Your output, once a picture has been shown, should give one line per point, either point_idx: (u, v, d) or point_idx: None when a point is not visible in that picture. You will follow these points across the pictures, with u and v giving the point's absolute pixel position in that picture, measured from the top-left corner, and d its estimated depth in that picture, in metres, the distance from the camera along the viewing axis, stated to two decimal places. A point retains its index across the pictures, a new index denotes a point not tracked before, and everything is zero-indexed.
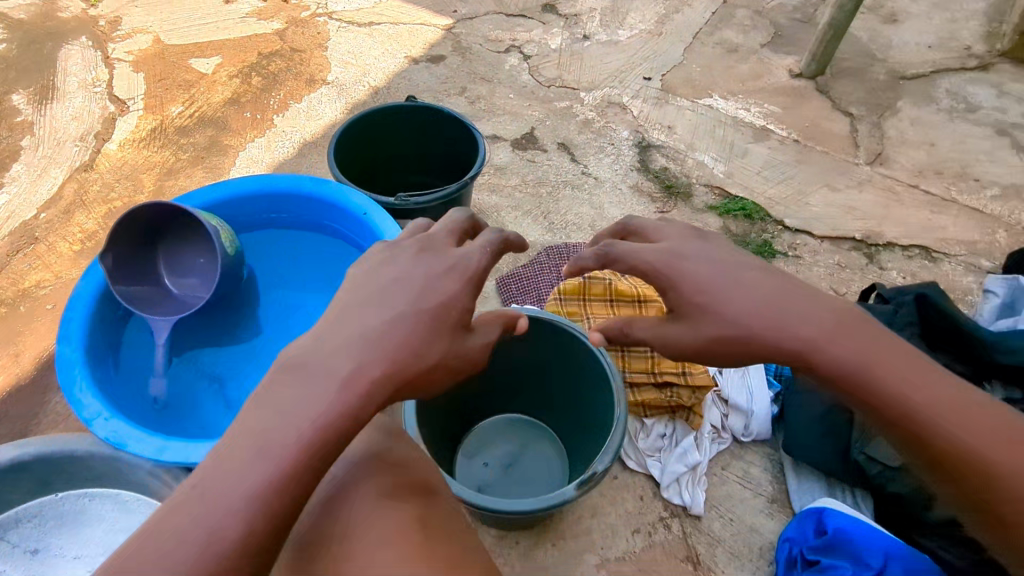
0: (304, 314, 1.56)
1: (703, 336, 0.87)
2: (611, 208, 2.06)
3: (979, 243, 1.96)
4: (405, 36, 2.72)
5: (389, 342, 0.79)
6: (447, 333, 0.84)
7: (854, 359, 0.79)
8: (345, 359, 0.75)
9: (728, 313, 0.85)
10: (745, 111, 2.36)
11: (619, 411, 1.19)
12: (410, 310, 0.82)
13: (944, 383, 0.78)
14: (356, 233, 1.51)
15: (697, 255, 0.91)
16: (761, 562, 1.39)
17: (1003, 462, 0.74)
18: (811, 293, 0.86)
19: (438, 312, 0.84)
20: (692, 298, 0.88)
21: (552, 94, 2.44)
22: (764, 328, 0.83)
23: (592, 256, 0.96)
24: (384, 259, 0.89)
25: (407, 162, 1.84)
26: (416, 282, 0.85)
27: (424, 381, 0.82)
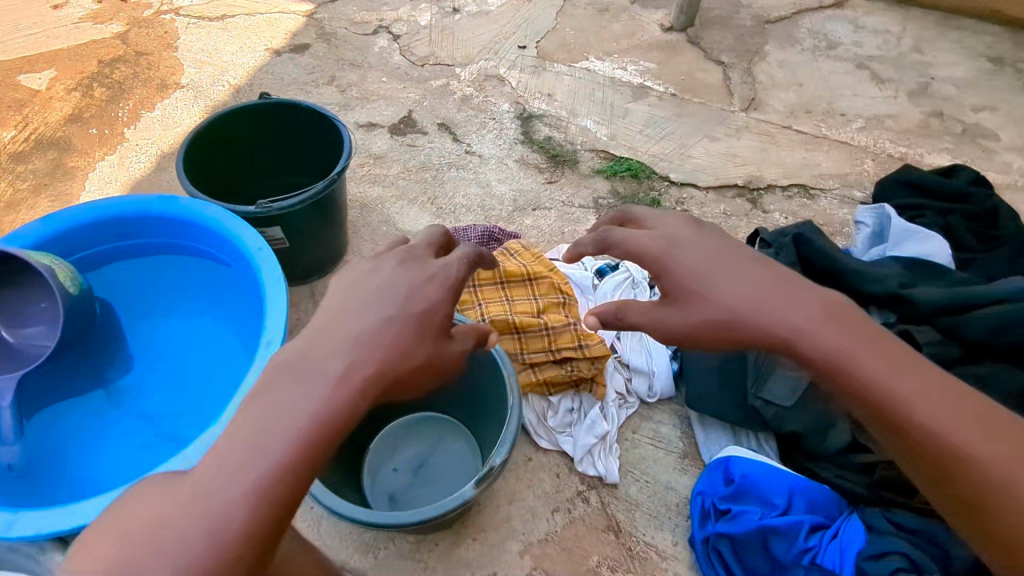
0: (176, 344, 1.44)
1: (694, 321, 0.89)
2: (498, 184, 2.00)
3: (850, 175, 2.04)
4: (263, 26, 2.53)
5: (378, 345, 0.81)
6: (431, 337, 0.88)
7: (835, 348, 0.80)
8: (338, 359, 0.78)
9: (720, 299, 0.87)
10: (622, 70, 2.35)
11: (512, 399, 1.18)
12: (398, 314, 0.85)
13: (924, 372, 0.79)
14: (218, 249, 1.39)
15: (691, 245, 0.94)
16: (679, 518, 1.41)
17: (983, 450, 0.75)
18: (799, 283, 0.87)
19: (422, 316, 0.87)
20: (684, 284, 0.91)
21: (426, 73, 2.35)
22: (753, 314, 0.84)
23: (592, 243, 1.04)
24: (364, 272, 0.90)
25: (270, 164, 1.71)
26: (401, 290, 0.88)
27: (410, 381, 0.86)
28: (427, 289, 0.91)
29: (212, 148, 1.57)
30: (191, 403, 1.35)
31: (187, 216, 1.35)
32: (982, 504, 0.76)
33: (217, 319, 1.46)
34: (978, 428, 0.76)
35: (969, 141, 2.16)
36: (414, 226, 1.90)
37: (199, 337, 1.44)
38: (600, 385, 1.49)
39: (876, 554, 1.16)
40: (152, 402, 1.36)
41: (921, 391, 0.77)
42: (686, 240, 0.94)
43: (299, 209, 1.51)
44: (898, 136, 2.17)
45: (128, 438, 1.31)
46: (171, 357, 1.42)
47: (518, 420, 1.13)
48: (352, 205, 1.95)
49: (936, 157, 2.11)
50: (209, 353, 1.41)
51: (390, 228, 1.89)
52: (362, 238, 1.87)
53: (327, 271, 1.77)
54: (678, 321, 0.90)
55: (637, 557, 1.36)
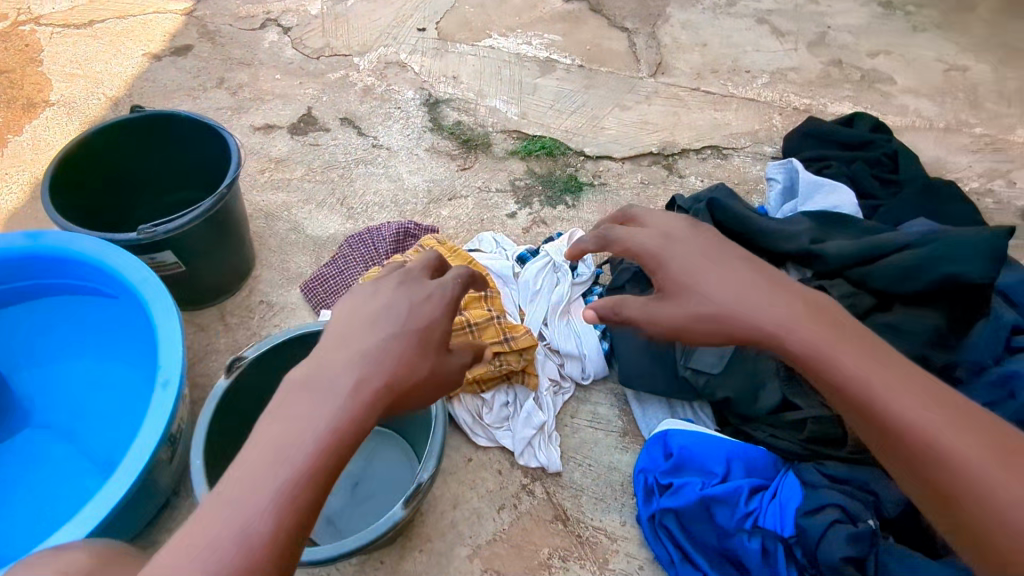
0: (71, 389, 1.32)
1: (683, 311, 0.96)
2: (410, 176, 1.91)
3: (760, 131, 2.06)
4: (138, 29, 2.33)
5: (389, 357, 0.83)
6: (433, 351, 0.88)
7: (812, 343, 0.87)
8: (347, 376, 0.79)
9: (705, 292, 0.95)
10: (526, 45, 2.28)
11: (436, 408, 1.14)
12: (400, 331, 0.86)
13: (897, 368, 0.85)
14: (100, 283, 1.27)
15: (683, 248, 1.02)
16: (625, 497, 1.39)
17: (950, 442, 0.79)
18: (785, 284, 0.95)
19: (423, 332, 0.88)
20: (675, 278, 0.99)
21: (323, 66, 2.22)
22: (735, 306, 0.92)
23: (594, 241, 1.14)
24: (365, 296, 0.91)
25: (151, 182, 1.59)
26: (401, 311, 0.89)
27: (410, 394, 0.85)
28: (427, 307, 0.91)
29: (80, 171, 1.44)
30: (95, 451, 1.24)
31: (58, 251, 1.23)
32: (948, 494, 0.79)
33: (112, 356, 1.34)
34: (948, 422, 0.80)
35: (867, 87, 2.21)
36: (325, 230, 1.79)
37: (96, 378, 1.32)
38: (533, 374, 1.46)
39: (813, 508, 1.17)
40: (49, 456, 1.24)
41: (894, 384, 0.82)
42: (683, 238, 1.04)
43: (190, 230, 1.40)
44: (802, 88, 2.19)
45: (25, 500, 1.19)
46: (66, 405, 1.30)
47: (443, 430, 1.10)
48: (256, 215, 1.82)
49: (839, 105, 2.15)
50: (109, 395, 1.30)
51: (299, 235, 1.78)
52: (270, 249, 1.75)
53: (235, 289, 1.65)
54: (669, 314, 0.97)
55: (588, 543, 1.34)
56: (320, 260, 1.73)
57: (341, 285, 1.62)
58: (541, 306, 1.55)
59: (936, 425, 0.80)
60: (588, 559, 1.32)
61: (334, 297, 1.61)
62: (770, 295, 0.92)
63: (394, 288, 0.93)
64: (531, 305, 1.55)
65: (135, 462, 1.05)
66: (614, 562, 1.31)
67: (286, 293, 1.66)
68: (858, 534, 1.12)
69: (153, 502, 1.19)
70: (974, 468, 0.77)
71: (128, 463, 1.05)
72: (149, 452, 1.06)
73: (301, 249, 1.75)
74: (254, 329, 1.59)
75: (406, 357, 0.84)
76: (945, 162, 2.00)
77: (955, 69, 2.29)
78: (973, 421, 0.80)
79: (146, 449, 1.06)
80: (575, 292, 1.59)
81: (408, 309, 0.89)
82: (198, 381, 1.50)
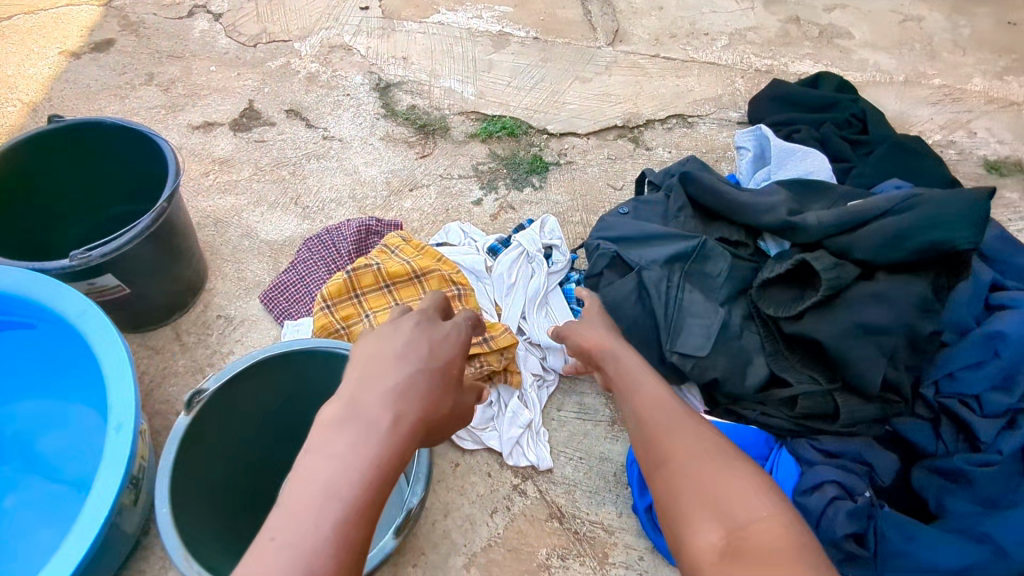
0: (15, 435, 1.20)
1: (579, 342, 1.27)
2: (366, 168, 1.81)
3: (724, 96, 2.01)
4: (50, 25, 2.13)
5: (415, 395, 0.73)
6: (451, 388, 0.80)
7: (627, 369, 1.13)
8: (382, 411, 0.69)
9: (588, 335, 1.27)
10: (477, 19, 2.16)
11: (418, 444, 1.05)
12: (420, 369, 0.76)
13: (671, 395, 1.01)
14: (31, 316, 1.16)
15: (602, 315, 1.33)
16: (619, 488, 1.36)
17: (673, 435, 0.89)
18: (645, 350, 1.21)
19: (445, 372, 0.79)
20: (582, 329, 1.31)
21: (261, 54, 2.07)
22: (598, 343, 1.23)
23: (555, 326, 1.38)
24: (382, 333, 0.81)
25: (83, 198, 1.45)
26: (421, 346, 0.79)
27: (434, 428, 0.77)
28: (448, 347, 0.82)
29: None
30: (51, 502, 1.15)
31: None
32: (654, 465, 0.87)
33: (58, 395, 1.23)
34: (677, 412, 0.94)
35: (827, 43, 2.18)
36: (280, 232, 1.68)
37: (42, 422, 1.21)
38: (513, 372, 1.42)
39: (811, 487, 1.17)
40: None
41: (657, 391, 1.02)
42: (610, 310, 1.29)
43: (131, 250, 1.29)
44: (762, 48, 2.15)
45: None
46: (12, 454, 1.19)
47: (425, 451, 1.04)
48: (204, 222, 1.70)
49: (800, 64, 2.11)
50: (60, 439, 1.19)
51: (253, 240, 1.66)
52: (223, 258, 1.63)
53: (189, 304, 1.54)
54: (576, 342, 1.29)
55: (585, 538, 1.30)
56: (278, 266, 1.62)
57: (303, 292, 1.53)
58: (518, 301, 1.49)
59: (670, 409, 0.95)
60: (588, 555, 1.28)
61: (297, 305, 1.52)
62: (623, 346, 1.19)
63: (409, 321, 0.84)
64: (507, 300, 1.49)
65: (91, 521, 0.95)
66: (614, 556, 1.28)
67: (244, 304, 1.56)
68: (856, 510, 1.11)
69: (116, 553, 1.10)
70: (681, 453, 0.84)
71: (84, 522, 0.95)
72: (106, 509, 0.96)
73: (257, 256, 1.64)
74: (214, 347, 1.49)
75: (433, 394, 0.75)
76: (907, 116, 1.99)
77: (910, 20, 2.27)
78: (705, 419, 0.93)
79: (100, 510, 0.96)
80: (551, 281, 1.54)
81: (397, 338, 0.79)
82: (158, 409, 1.40)
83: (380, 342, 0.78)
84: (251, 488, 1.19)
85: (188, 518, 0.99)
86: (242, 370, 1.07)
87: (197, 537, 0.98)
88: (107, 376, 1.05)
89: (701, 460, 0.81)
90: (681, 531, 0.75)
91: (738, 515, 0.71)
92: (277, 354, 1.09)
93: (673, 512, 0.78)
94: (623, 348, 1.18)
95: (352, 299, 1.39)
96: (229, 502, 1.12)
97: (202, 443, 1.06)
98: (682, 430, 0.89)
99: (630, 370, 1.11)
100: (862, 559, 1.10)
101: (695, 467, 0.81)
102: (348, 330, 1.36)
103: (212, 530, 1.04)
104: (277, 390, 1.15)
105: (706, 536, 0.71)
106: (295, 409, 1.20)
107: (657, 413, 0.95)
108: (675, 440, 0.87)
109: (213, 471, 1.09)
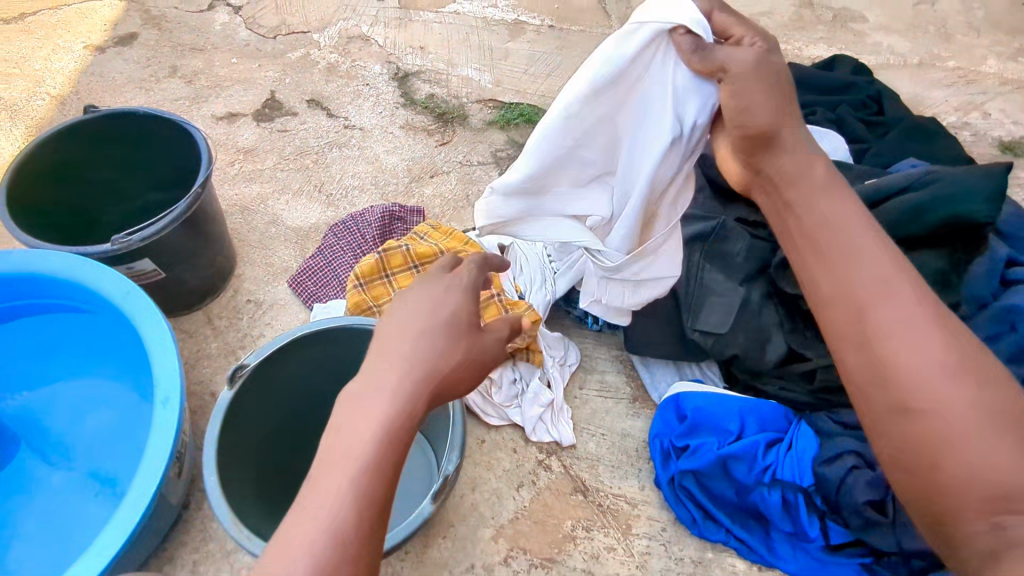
0: (58, 414, 1.25)
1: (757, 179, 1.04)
2: (387, 156, 1.84)
3: None
4: (74, 20, 2.17)
5: (427, 370, 0.78)
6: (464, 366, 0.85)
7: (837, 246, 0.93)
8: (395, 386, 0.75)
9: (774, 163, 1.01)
10: (492, 8, 2.19)
11: (455, 416, 1.10)
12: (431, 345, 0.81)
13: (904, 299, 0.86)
14: (74, 299, 1.22)
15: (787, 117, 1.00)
16: (641, 462, 1.40)
17: (915, 375, 0.82)
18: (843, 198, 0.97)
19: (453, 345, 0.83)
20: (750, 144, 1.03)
21: (281, 45, 2.10)
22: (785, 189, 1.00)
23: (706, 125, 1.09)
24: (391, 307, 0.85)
25: (115, 185, 1.50)
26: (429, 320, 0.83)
27: (449, 400, 0.83)
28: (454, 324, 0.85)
29: (32, 183, 1.35)
30: (95, 477, 1.19)
31: (28, 271, 1.18)
32: (882, 401, 0.85)
33: (100, 372, 1.28)
34: (921, 323, 0.84)
35: (840, 27, 2.19)
36: (305, 219, 1.72)
37: (84, 399, 1.27)
38: (535, 351, 1.42)
39: (831, 457, 1.20)
40: (47, 487, 1.19)
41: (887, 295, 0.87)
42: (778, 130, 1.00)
43: (166, 236, 1.34)
44: (776, 32, 2.16)
45: (25, 535, 1.14)
46: (55, 430, 1.24)
47: (461, 420, 1.09)
48: (230, 210, 1.74)
49: (815, 48, 2.12)
50: (103, 415, 1.25)
51: (280, 227, 1.71)
52: (251, 245, 1.68)
53: (220, 289, 1.58)
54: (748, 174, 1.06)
55: (609, 511, 1.34)
56: (305, 252, 1.66)
57: (330, 277, 1.57)
58: (647, 101, 1.10)
59: (906, 317, 0.85)
60: (612, 526, 1.32)
61: (325, 289, 1.56)
62: (831, 184, 0.98)
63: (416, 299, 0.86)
64: (666, 56, 1.05)
65: (142, 495, 1.00)
66: (637, 527, 1.32)
67: (273, 289, 1.60)
68: (876, 479, 1.15)
69: (160, 524, 1.15)
70: (939, 411, 0.80)
71: (137, 491, 1.00)
72: (155, 483, 1.01)
73: (283, 242, 1.68)
74: (245, 331, 1.53)
75: (445, 370, 0.80)
76: (921, 97, 2.01)
77: (924, 3, 2.28)
78: (953, 330, 0.83)
79: (152, 480, 1.01)
80: (564, 178, 1.21)
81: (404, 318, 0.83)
82: (193, 390, 1.45)
83: (387, 323, 0.82)
84: (293, 460, 1.24)
85: (240, 493, 1.04)
86: (280, 347, 1.12)
87: (244, 509, 1.03)
88: (151, 351, 1.10)
89: (968, 427, 0.78)
90: (936, 494, 0.80)
91: (1005, 495, 0.75)
92: (314, 331, 1.13)
93: (925, 474, 0.80)
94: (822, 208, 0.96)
95: (382, 279, 1.43)
96: (268, 473, 1.17)
97: (248, 417, 1.11)
98: (925, 359, 0.82)
99: (845, 240, 0.93)
100: (882, 526, 1.15)
101: (956, 427, 0.78)
102: (379, 309, 1.41)
103: (257, 501, 1.09)
104: (308, 368, 1.19)
105: (966, 514, 0.77)
106: (329, 383, 1.24)
107: (891, 322, 0.85)
108: (922, 378, 0.81)
109: (255, 445, 1.14)
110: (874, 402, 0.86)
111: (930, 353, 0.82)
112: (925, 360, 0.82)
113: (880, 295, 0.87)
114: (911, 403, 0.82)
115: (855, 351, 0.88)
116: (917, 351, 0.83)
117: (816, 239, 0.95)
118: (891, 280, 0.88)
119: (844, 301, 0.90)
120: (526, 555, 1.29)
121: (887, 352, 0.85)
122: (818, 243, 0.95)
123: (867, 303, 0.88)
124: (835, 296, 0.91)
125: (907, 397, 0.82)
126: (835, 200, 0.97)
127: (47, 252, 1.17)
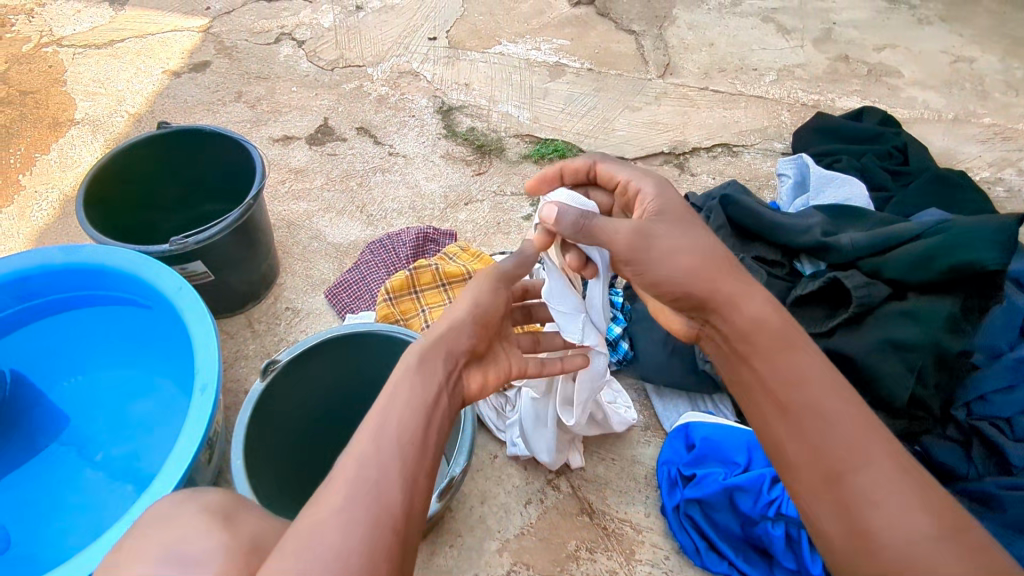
0: (108, 400, 1.38)
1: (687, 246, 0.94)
2: (427, 182, 1.95)
3: (770, 127, 2.08)
4: (156, 48, 2.39)
5: None
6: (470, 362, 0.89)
7: (746, 324, 0.88)
8: None
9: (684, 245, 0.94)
10: (536, 51, 2.32)
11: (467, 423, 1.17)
12: None
13: (812, 372, 0.82)
14: (134, 293, 1.35)
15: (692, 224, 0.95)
16: (649, 490, 1.42)
17: (819, 445, 0.77)
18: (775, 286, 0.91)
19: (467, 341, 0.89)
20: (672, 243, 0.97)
21: (337, 77, 2.27)
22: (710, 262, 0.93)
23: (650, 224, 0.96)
24: None
25: (177, 193, 1.66)
26: None
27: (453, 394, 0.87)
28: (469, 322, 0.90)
29: (112, 189, 1.52)
30: (132, 461, 1.29)
31: (96, 264, 1.31)
32: (799, 474, 0.79)
33: (149, 364, 1.41)
34: (868, 452, 0.75)
35: (875, 81, 2.24)
36: (346, 237, 1.83)
37: (134, 388, 1.39)
38: None
39: None
40: (91, 466, 1.30)
41: (795, 370, 0.83)
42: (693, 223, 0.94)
43: (217, 240, 1.47)
44: (810, 83, 2.23)
45: (66, 511, 1.24)
46: (108, 413, 1.36)
47: (472, 423, 1.16)
48: (278, 224, 1.87)
49: (847, 100, 2.17)
50: (151, 402, 1.37)
51: (321, 243, 1.82)
52: (294, 257, 1.79)
53: (261, 296, 1.69)
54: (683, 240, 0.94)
55: (613, 534, 1.36)
56: (343, 267, 1.77)
57: (364, 291, 1.66)
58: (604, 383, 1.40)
59: (807, 381, 0.81)
60: (615, 550, 1.34)
61: (359, 301, 1.65)
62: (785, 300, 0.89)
63: None
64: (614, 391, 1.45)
65: (180, 460, 1.07)
66: (640, 553, 1.33)
67: (311, 299, 1.70)
68: None
69: None
70: (847, 479, 0.74)
71: (174, 464, 1.07)
72: (191, 454, 1.08)
73: (324, 257, 1.79)
74: (281, 336, 1.63)
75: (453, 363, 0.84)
76: (953, 152, 2.02)
77: (961, 61, 2.31)
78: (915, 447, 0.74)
79: (186, 455, 1.08)
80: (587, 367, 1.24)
81: None
82: (230, 386, 1.54)
83: None
84: (312, 461, 1.34)
85: (261, 479, 1.12)
86: (312, 347, 1.21)
87: (263, 492, 1.10)
88: (196, 343, 1.21)
89: (867, 496, 0.72)
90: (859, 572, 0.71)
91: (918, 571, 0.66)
92: (341, 334, 1.22)
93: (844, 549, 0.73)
94: (771, 337, 0.86)
95: (410, 295, 1.52)
96: (284, 466, 1.25)
97: (276, 410, 1.21)
98: (835, 427, 0.77)
99: (748, 317, 0.88)
100: None
101: (860, 497, 0.73)
102: (406, 322, 1.49)
103: (272, 490, 1.16)
104: (339, 371, 1.30)
105: None
106: (352, 384, 1.33)
107: (851, 459, 0.75)
108: (824, 446, 0.77)
109: (277, 435, 1.22)
110: (792, 474, 0.80)
111: (892, 485, 0.72)
112: (817, 427, 0.78)
113: (787, 377, 0.83)
114: (820, 470, 0.77)
115: (773, 418, 0.84)
116: (820, 419, 0.79)
117: (769, 384, 0.85)
118: (848, 414, 0.78)
119: (760, 379, 0.86)
120: (528, 571, 1.31)
121: (793, 422, 0.81)
122: (739, 329, 0.88)
123: (777, 379, 0.84)
124: (753, 367, 0.87)
125: (811, 464, 0.78)
126: (785, 335, 0.86)
127: (115, 247, 1.31)
